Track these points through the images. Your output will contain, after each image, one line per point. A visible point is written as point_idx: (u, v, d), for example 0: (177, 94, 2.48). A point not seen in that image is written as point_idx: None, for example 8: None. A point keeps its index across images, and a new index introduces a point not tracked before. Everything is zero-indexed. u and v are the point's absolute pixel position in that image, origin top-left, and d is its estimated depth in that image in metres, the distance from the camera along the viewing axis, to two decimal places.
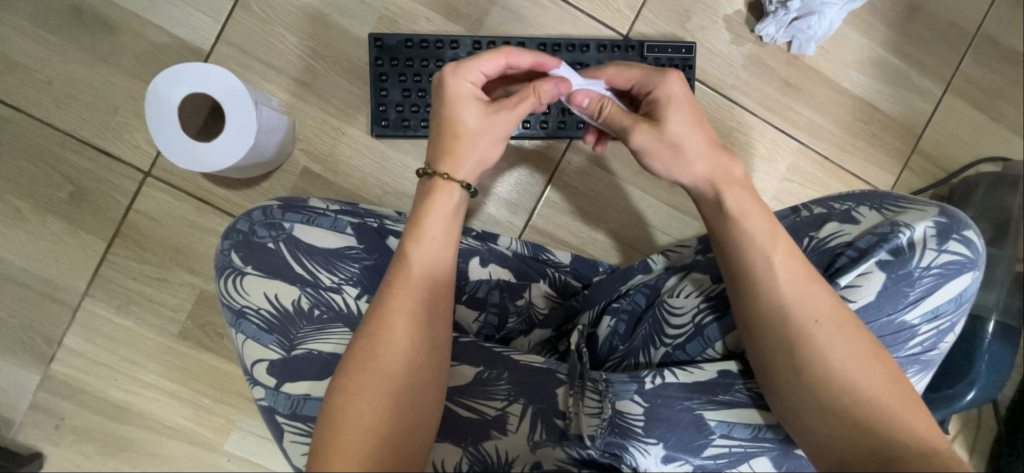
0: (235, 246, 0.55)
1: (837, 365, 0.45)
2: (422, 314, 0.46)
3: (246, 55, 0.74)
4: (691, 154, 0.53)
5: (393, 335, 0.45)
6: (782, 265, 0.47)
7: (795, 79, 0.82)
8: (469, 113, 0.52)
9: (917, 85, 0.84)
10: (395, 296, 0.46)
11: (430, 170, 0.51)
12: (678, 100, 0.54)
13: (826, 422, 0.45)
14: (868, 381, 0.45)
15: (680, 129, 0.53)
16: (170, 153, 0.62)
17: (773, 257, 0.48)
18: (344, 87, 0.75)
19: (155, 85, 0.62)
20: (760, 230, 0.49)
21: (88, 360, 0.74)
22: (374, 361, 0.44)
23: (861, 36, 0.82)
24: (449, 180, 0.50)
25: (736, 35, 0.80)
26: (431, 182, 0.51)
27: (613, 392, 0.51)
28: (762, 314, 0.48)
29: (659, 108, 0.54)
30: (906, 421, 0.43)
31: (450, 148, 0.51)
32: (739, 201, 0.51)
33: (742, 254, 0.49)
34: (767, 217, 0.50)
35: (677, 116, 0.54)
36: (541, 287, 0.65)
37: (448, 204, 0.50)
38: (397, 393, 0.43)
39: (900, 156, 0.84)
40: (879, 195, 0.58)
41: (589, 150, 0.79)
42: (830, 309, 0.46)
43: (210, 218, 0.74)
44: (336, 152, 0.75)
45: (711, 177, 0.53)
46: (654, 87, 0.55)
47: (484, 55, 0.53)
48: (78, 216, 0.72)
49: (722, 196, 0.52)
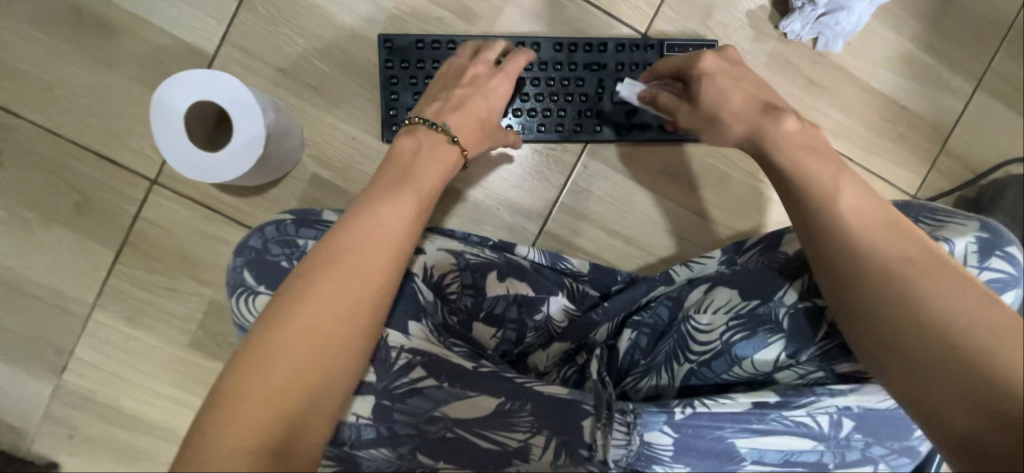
0: (247, 264, 0.53)
1: (925, 294, 0.41)
2: (372, 264, 0.44)
3: (252, 58, 0.71)
4: (729, 118, 0.58)
5: (338, 272, 0.43)
6: (853, 200, 0.48)
7: (820, 77, 0.79)
8: (486, 103, 0.63)
9: (947, 83, 0.81)
10: (354, 238, 0.45)
11: (431, 122, 0.58)
12: (716, 74, 0.61)
13: (920, 360, 0.40)
14: (960, 313, 0.39)
15: (716, 97, 0.59)
16: (178, 164, 0.60)
17: (843, 196, 0.48)
18: (353, 90, 0.72)
19: (160, 93, 0.60)
20: (827, 175, 0.50)
21: (99, 370, 0.73)
22: (311, 296, 0.42)
23: (890, 32, 0.79)
24: (440, 133, 0.58)
25: (759, 32, 0.77)
26: (421, 131, 0.58)
27: (641, 424, 0.53)
28: (835, 245, 0.46)
29: (699, 82, 0.61)
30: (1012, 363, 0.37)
31: (443, 111, 0.60)
32: (792, 157, 0.53)
33: (805, 193, 0.50)
34: (833, 166, 0.51)
35: (711, 85, 0.60)
36: (559, 301, 0.64)
37: (436, 175, 0.54)
38: (325, 341, 0.41)
39: (927, 156, 0.82)
40: (914, 208, 0.56)
41: (606, 154, 0.77)
42: (916, 250, 0.44)
43: (219, 226, 0.72)
44: (346, 157, 0.73)
45: (751, 136, 0.57)
46: (690, 65, 0.63)
47: (512, 61, 0.66)
48: (85, 225, 0.71)
49: (773, 151, 0.54)
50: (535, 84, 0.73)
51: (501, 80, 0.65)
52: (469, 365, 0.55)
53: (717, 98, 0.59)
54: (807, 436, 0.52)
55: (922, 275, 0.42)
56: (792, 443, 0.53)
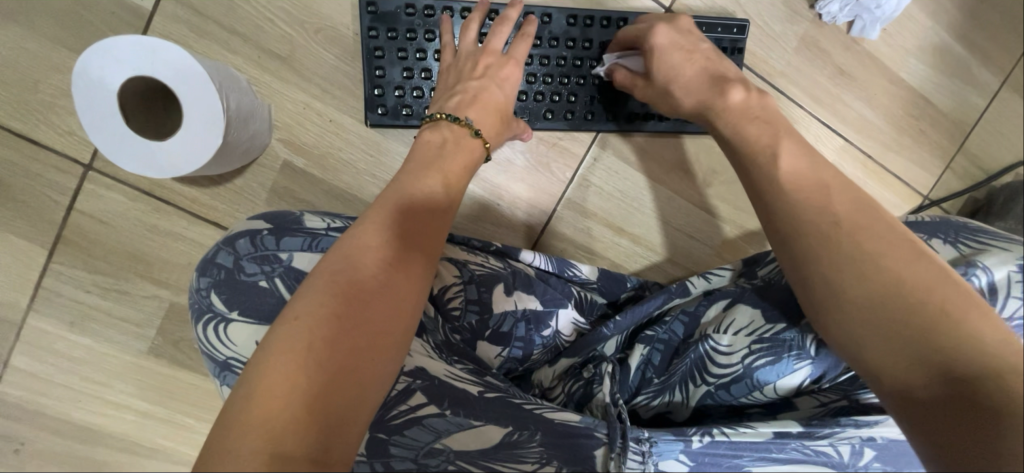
0: (216, 285, 0.45)
1: (873, 249, 0.40)
2: (418, 233, 0.41)
3: (201, 17, 0.58)
4: (681, 92, 0.57)
5: (383, 240, 0.39)
6: (786, 160, 0.47)
7: (851, 67, 0.72)
8: (500, 92, 0.56)
9: (976, 77, 0.76)
10: (395, 209, 0.42)
11: (453, 117, 0.52)
12: (666, 47, 0.57)
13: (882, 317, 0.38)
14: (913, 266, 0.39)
15: (671, 70, 0.57)
16: (115, 154, 0.49)
17: (777, 156, 0.48)
18: (330, 62, 0.61)
19: (83, 64, 0.48)
20: (761, 143, 0.50)
21: (43, 381, 0.64)
22: (353, 266, 0.38)
23: (928, 18, 0.72)
24: (461, 127, 0.51)
25: (792, 12, 0.69)
26: (445, 127, 0.51)
27: (657, 452, 0.48)
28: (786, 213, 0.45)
29: (652, 54, 0.58)
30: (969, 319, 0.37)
31: (461, 105, 0.53)
32: (732, 125, 0.53)
33: (744, 167, 0.51)
34: (764, 133, 0.51)
35: (667, 58, 0.57)
36: (569, 313, 0.58)
37: (467, 155, 0.50)
38: (372, 313, 0.36)
39: (944, 155, 0.78)
40: (952, 224, 0.52)
41: (619, 145, 0.70)
42: (853, 205, 0.43)
43: (174, 221, 0.62)
44: (324, 143, 0.63)
45: (698, 104, 0.57)
46: (645, 33, 0.59)
47: (522, 39, 0.59)
48: (5, 219, 0.59)
49: (716, 121, 0.55)
50: (544, 63, 0.63)
51: (515, 67, 0.58)
52: (474, 390, 0.49)
53: (676, 71, 0.57)
54: (825, 464, 0.50)
55: (871, 235, 0.41)
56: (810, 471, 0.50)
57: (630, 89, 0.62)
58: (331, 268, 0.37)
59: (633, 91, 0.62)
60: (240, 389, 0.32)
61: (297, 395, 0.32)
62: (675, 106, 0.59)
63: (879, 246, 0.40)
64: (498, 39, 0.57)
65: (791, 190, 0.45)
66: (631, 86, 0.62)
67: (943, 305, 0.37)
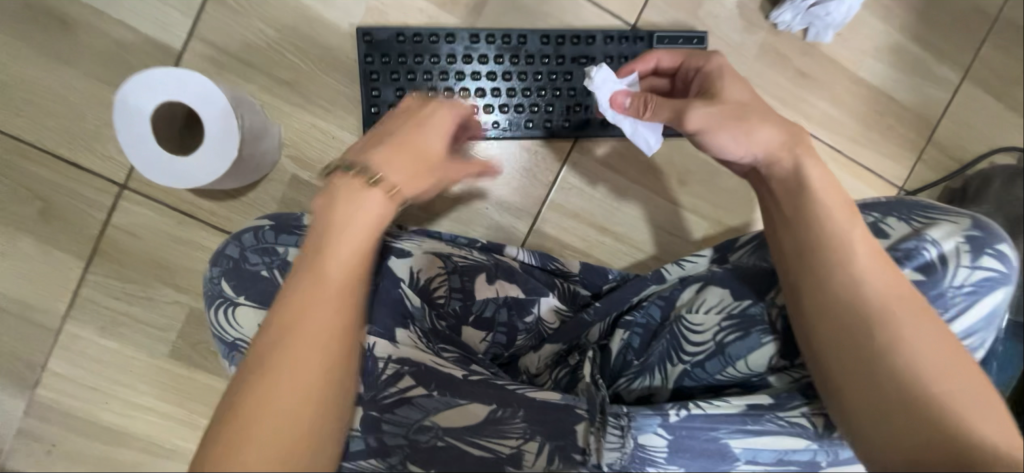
0: (225, 274, 0.51)
1: (912, 348, 0.42)
2: (339, 306, 0.41)
3: (223, 54, 0.67)
4: (752, 114, 0.51)
5: (308, 319, 0.40)
6: (861, 240, 0.46)
7: (811, 69, 0.78)
8: (430, 122, 0.48)
9: (935, 73, 0.80)
10: (315, 278, 0.41)
11: (347, 166, 0.43)
12: (730, 72, 0.54)
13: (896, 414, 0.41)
14: (940, 367, 0.42)
15: (741, 97, 0.53)
16: (147, 168, 0.57)
17: (848, 230, 0.47)
18: (333, 87, 0.69)
19: (124, 93, 0.56)
20: (832, 205, 0.48)
21: (75, 383, 0.70)
22: (283, 347, 0.39)
23: (880, 22, 0.78)
24: (364, 179, 0.43)
25: (749, 23, 0.76)
26: (346, 178, 0.43)
27: (635, 427, 0.50)
28: (836, 293, 0.45)
29: (716, 78, 0.54)
30: (986, 426, 0.40)
31: (372, 154, 0.45)
32: (817, 172, 0.49)
33: (809, 226, 0.48)
34: (836, 194, 0.49)
35: (736, 84, 0.53)
36: (551, 301, 0.63)
37: (373, 206, 0.43)
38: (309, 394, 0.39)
39: (913, 147, 0.82)
40: (906, 203, 0.53)
41: (596, 150, 0.75)
42: (901, 292, 0.44)
43: (195, 232, 0.69)
44: (327, 158, 0.70)
45: (782, 144, 0.51)
46: (704, 60, 0.56)
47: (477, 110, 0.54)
48: (50, 234, 0.67)
49: (802, 164, 0.50)
50: (521, 78, 0.70)
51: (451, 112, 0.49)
52: (459, 374, 0.53)
53: (744, 98, 0.53)
54: (802, 435, 0.51)
55: (911, 329, 0.43)
56: (787, 442, 0.51)
57: (680, 108, 0.52)
58: (263, 350, 0.39)
59: (689, 108, 0.51)
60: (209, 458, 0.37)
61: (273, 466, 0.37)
62: (756, 138, 0.51)
63: (915, 343, 0.42)
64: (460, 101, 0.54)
65: (851, 269, 0.45)
66: (682, 105, 0.52)
67: (953, 405, 0.40)
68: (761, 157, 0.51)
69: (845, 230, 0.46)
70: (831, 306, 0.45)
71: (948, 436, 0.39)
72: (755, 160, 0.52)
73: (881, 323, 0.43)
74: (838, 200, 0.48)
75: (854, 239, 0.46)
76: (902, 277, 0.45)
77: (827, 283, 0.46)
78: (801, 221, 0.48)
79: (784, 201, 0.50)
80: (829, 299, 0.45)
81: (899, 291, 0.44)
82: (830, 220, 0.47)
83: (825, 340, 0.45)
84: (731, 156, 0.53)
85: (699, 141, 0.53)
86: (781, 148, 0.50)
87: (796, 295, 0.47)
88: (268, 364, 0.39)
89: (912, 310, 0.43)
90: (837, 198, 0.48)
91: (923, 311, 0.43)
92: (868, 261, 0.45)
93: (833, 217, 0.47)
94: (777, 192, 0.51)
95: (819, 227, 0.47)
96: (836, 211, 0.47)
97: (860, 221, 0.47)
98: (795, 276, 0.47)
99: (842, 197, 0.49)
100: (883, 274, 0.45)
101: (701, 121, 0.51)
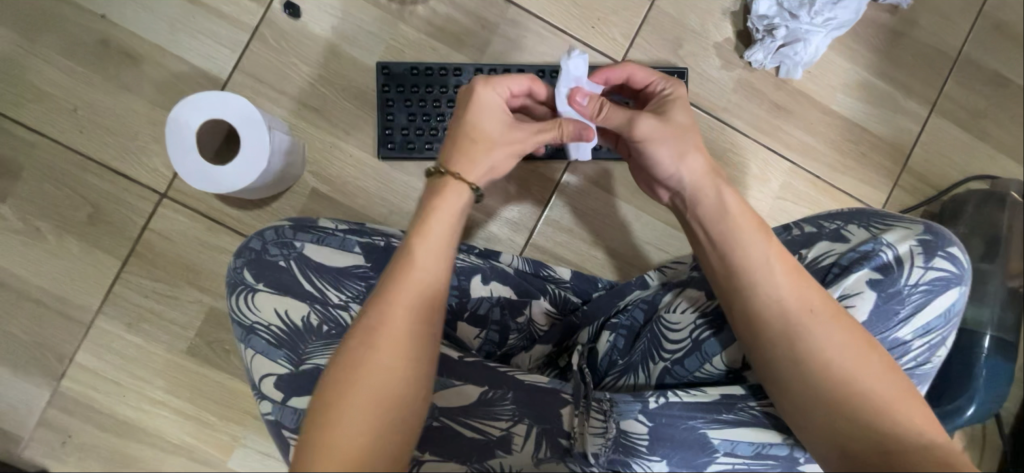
0: (247, 263, 0.58)
1: (831, 353, 0.49)
2: (422, 322, 0.49)
3: (260, 83, 0.78)
4: (691, 140, 0.57)
5: (393, 333, 0.48)
6: (777, 257, 0.52)
7: (785, 102, 0.85)
8: (491, 122, 0.56)
9: (903, 107, 0.87)
10: (399, 301, 0.49)
11: (444, 169, 0.54)
12: (684, 101, 0.60)
13: (825, 413, 0.48)
14: (860, 367, 0.48)
15: (683, 121, 0.58)
16: (188, 175, 0.65)
17: (767, 247, 0.52)
18: (353, 112, 0.79)
19: (176, 113, 0.65)
20: (748, 226, 0.54)
21: (98, 376, 0.75)
22: (368, 361, 0.46)
23: (846, 61, 0.86)
24: (461, 180, 0.54)
25: (725, 61, 0.84)
26: (442, 179, 0.54)
27: (618, 412, 0.56)
28: (763, 307, 0.51)
29: (667, 104, 0.59)
30: (902, 413, 0.47)
31: (470, 152, 0.55)
32: (733, 197, 0.56)
33: (735, 248, 0.53)
34: (749, 213, 0.55)
35: (683, 111, 0.58)
36: (541, 304, 0.67)
37: (455, 203, 0.53)
38: (393, 395, 0.46)
39: (889, 174, 0.87)
40: (866, 212, 0.60)
41: (588, 171, 0.82)
42: (819, 301, 0.50)
43: (222, 237, 0.77)
44: (344, 174, 0.79)
45: (706, 171, 0.57)
46: (668, 86, 0.61)
47: (512, 76, 0.59)
48: (95, 236, 0.75)
49: (721, 191, 0.56)
50: None
51: (515, 85, 0.58)
52: (455, 355, 0.60)
53: (686, 124, 0.58)
54: (775, 427, 0.54)
55: (835, 337, 0.49)
56: (762, 435, 0.54)
57: (631, 116, 0.57)
58: (349, 364, 0.47)
59: (640, 117, 0.57)
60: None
61: None
62: (685, 157, 0.56)
63: (838, 349, 0.49)
64: (510, 81, 0.58)
65: (777, 286, 0.51)
66: (635, 113, 0.57)
67: (877, 399, 0.47)
68: (688, 178, 0.57)
69: (767, 247, 0.52)
70: (767, 318, 0.51)
71: (873, 427, 0.47)
72: (683, 180, 0.57)
73: (803, 333, 0.49)
74: (747, 217, 0.54)
75: (778, 256, 0.52)
76: (815, 285, 0.51)
77: (760, 299, 0.51)
78: (727, 242, 0.54)
79: (710, 220, 0.56)
80: (764, 312, 0.51)
81: (814, 301, 0.50)
82: (754, 238, 0.53)
83: (765, 350, 0.51)
84: (664, 171, 0.58)
85: (640, 150, 0.58)
86: (707, 176, 0.56)
87: (734, 312, 0.53)
88: (351, 376, 0.46)
89: (823, 314, 0.50)
90: (747, 216, 0.54)
91: (835, 315, 0.50)
92: (785, 276, 0.51)
93: (755, 237, 0.53)
94: (703, 214, 0.56)
95: (746, 246, 0.53)
96: (750, 231, 0.53)
97: (772, 236, 0.54)
98: (733, 295, 0.53)
99: (751, 215, 0.55)
100: (806, 286, 0.51)
101: (646, 131, 0.57)
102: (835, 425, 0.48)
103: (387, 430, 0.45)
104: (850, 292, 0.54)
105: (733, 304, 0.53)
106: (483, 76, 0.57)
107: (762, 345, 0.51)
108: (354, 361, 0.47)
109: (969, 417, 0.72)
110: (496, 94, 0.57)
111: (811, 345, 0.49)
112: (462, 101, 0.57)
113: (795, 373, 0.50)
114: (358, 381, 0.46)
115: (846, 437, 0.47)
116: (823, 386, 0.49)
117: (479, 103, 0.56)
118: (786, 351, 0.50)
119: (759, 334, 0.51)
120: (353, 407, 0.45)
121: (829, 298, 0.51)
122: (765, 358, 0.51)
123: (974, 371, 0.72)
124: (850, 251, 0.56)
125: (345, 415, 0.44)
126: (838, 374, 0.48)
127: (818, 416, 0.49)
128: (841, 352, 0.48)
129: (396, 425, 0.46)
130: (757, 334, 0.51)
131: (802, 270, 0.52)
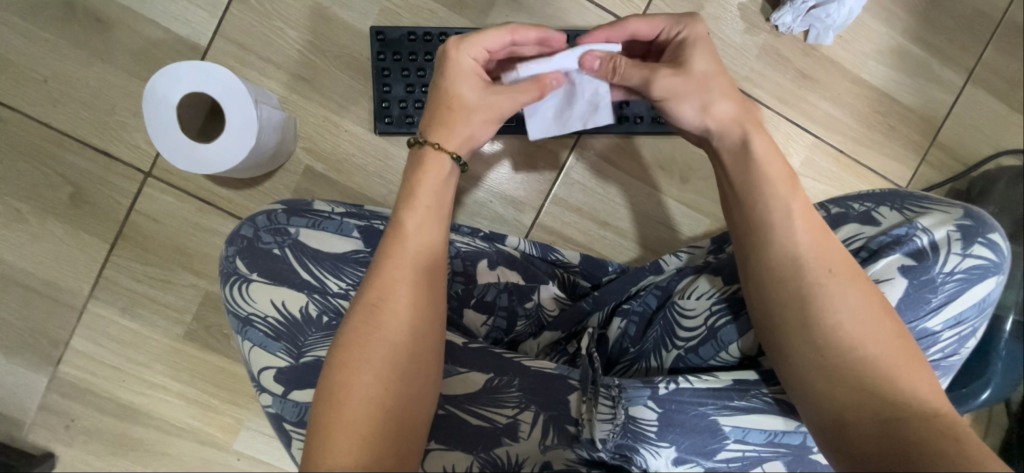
0: (239, 252, 0.55)
1: (857, 321, 0.45)
2: (424, 286, 0.48)
3: (244, 51, 0.72)
4: (720, 92, 0.53)
5: (396, 303, 0.46)
6: (796, 218, 0.49)
7: (811, 70, 0.79)
8: (468, 87, 0.52)
9: (939, 76, 0.81)
10: (396, 270, 0.47)
11: (423, 141, 0.52)
12: (702, 40, 0.54)
13: (846, 386, 0.45)
14: (885, 337, 0.45)
15: (706, 69, 0.53)
16: (171, 155, 0.61)
17: (788, 209, 0.49)
18: (346, 83, 0.73)
19: (152, 84, 0.60)
20: (777, 178, 0.50)
21: (95, 361, 0.74)
22: (375, 332, 0.45)
23: (881, 24, 0.79)
24: (441, 150, 0.51)
25: (750, 25, 0.78)
26: (423, 152, 0.52)
27: (626, 398, 0.53)
28: (783, 267, 0.48)
29: (685, 50, 0.54)
30: (926, 378, 0.45)
31: (448, 121, 0.52)
32: (764, 144, 0.52)
33: (760, 208, 0.50)
34: (785, 169, 0.51)
35: (704, 55, 0.53)
36: (551, 289, 0.64)
37: (441, 175, 0.51)
38: (402, 363, 0.45)
39: (918, 149, 0.82)
40: (899, 194, 0.57)
41: (598, 148, 0.78)
42: (845, 265, 0.47)
43: (214, 219, 0.73)
44: (340, 150, 0.74)
45: (737, 116, 0.53)
46: (683, 30, 0.54)
47: (489, 31, 0.53)
48: (80, 218, 0.71)
49: (750, 136, 0.52)
50: None
51: (493, 41, 0.53)
52: (460, 341, 0.57)
53: (709, 70, 0.53)
54: (784, 415, 0.52)
55: (864, 304, 0.46)
56: (772, 423, 0.52)
57: (647, 76, 0.53)
58: (355, 336, 0.45)
59: (656, 76, 0.52)
60: (316, 443, 0.42)
61: (362, 446, 0.41)
62: (711, 107, 0.53)
63: (866, 317, 0.45)
64: (492, 43, 0.53)
65: (806, 249, 0.48)
66: (653, 73, 0.52)
67: (902, 368, 0.44)
68: (717, 123, 0.53)
69: (779, 211, 0.49)
70: (768, 292, 0.48)
71: (903, 398, 0.43)
72: (710, 128, 0.54)
73: (824, 299, 0.46)
74: (781, 171, 0.51)
75: (787, 215, 0.49)
76: (834, 244, 0.48)
77: (764, 269, 0.49)
78: (747, 205, 0.51)
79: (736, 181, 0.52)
80: (764, 285, 0.49)
81: (834, 261, 0.47)
82: (769, 195, 0.50)
83: (770, 322, 0.48)
84: (690, 125, 0.55)
85: (662, 109, 0.55)
86: (734, 118, 0.53)
87: (746, 280, 0.50)
88: (360, 347, 0.44)
89: (837, 279, 0.47)
90: (778, 169, 0.51)
91: (848, 278, 0.47)
92: (798, 239, 0.48)
93: (776, 193, 0.50)
94: (728, 162, 0.53)
95: (755, 209, 0.50)
96: (776, 187, 0.50)
97: (798, 190, 0.50)
98: (745, 262, 0.51)
99: (784, 167, 0.51)
100: (817, 248, 0.48)
101: (665, 90, 0.53)
102: (863, 402, 0.44)
103: (397, 402, 0.43)
104: (879, 278, 0.50)
105: (746, 270, 0.50)
106: (457, 37, 0.53)
107: (769, 317, 0.48)
108: (358, 336, 0.45)
109: (985, 399, 0.75)
110: (474, 56, 0.53)
111: (821, 315, 0.46)
112: (439, 66, 0.53)
113: (809, 350, 0.46)
114: (366, 354, 0.44)
115: (870, 412, 0.43)
116: (842, 362, 0.45)
117: (457, 69, 0.52)
118: (798, 317, 0.47)
119: (762, 303, 0.49)
120: (363, 378, 0.43)
121: (849, 262, 0.48)
122: (773, 331, 0.48)
123: (992, 356, 0.75)
124: (881, 235, 0.52)
125: (356, 389, 0.43)
126: (855, 349, 0.45)
127: (839, 397, 0.45)
128: (853, 321, 0.45)
129: (412, 396, 0.44)
130: (759, 303, 0.49)
131: (823, 230, 0.49)
